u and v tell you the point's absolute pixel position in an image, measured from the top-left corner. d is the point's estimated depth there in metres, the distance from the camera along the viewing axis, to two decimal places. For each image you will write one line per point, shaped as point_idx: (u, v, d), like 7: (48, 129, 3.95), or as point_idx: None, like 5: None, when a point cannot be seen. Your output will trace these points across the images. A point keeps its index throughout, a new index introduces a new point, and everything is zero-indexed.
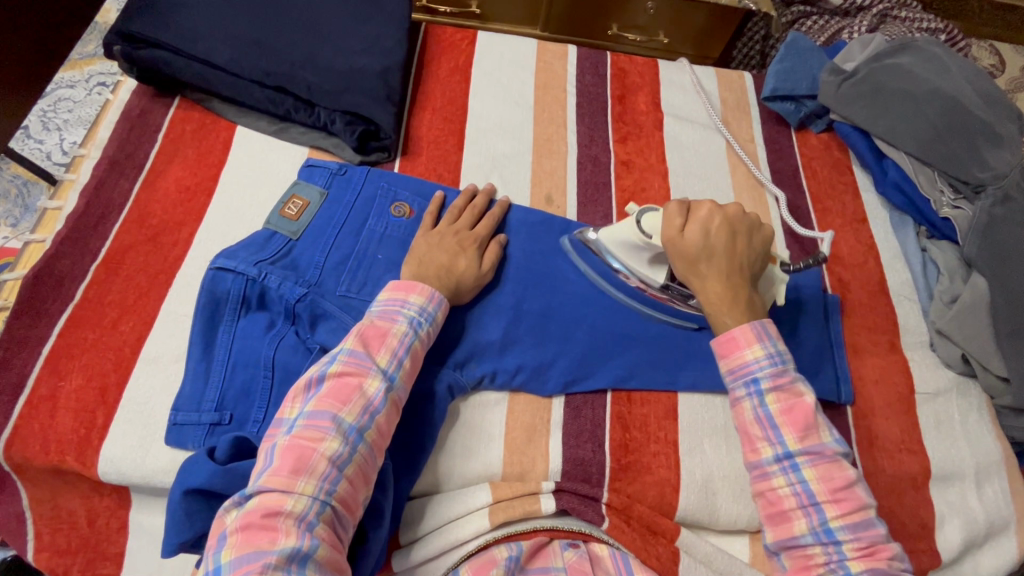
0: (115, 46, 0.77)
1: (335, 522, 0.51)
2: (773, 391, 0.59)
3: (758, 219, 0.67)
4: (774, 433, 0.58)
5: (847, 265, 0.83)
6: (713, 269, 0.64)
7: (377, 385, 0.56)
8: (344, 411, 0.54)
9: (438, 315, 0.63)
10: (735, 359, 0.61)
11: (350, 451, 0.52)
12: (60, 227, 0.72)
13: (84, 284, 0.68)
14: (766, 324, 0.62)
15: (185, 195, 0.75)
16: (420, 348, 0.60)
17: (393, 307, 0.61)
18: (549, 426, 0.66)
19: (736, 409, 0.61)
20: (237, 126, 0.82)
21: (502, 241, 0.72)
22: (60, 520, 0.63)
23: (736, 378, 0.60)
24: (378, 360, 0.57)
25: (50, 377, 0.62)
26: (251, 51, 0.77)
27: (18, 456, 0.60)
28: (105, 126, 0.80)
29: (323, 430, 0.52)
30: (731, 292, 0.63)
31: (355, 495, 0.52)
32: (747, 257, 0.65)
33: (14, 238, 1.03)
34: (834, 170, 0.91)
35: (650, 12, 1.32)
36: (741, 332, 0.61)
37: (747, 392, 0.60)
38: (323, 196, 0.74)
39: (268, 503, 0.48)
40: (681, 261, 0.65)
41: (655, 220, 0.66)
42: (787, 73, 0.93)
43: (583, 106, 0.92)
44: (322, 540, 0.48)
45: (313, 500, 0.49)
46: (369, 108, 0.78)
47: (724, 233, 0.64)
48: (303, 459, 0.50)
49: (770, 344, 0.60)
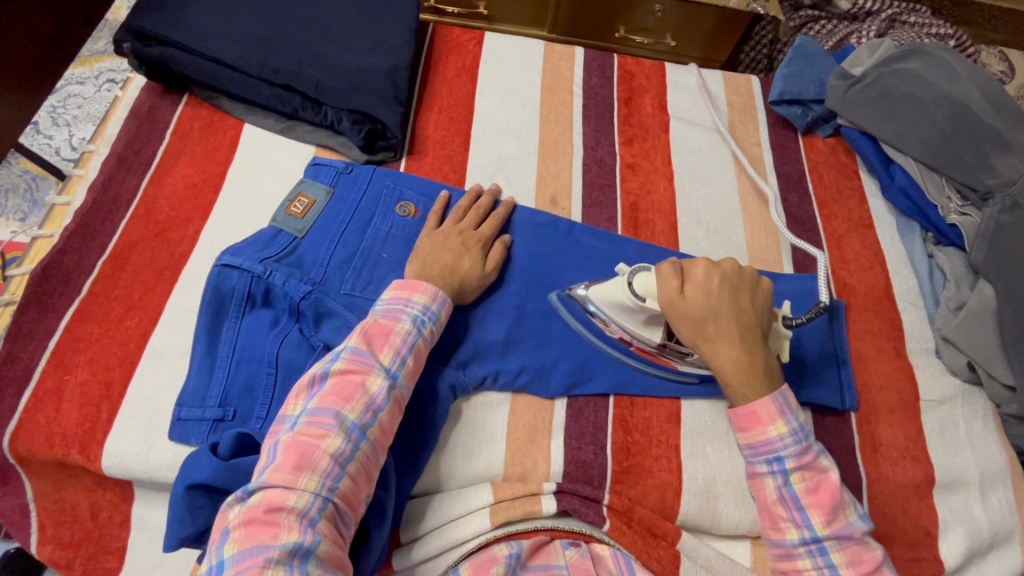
0: (126, 43, 0.78)
1: (336, 522, 0.51)
2: (798, 470, 0.59)
3: (756, 275, 0.66)
4: (800, 515, 0.58)
5: (852, 270, 0.83)
6: (723, 331, 0.61)
7: (380, 383, 0.56)
8: (347, 408, 0.54)
9: (441, 314, 0.63)
10: (757, 435, 0.60)
11: (352, 449, 0.52)
12: (69, 222, 0.72)
13: (91, 279, 0.68)
14: (787, 392, 0.61)
15: (192, 192, 0.75)
16: (423, 347, 0.61)
17: (396, 306, 0.61)
18: (551, 428, 0.66)
19: (757, 485, 0.60)
20: (245, 124, 0.82)
21: (507, 241, 0.73)
22: (63, 514, 0.63)
23: (757, 454, 0.60)
24: (381, 359, 0.57)
25: (56, 370, 0.63)
26: (258, 49, 0.78)
27: (22, 449, 0.60)
28: (115, 123, 0.80)
29: (325, 426, 0.52)
30: (745, 356, 0.61)
31: (358, 492, 0.52)
32: (754, 316, 0.63)
33: (23, 233, 1.03)
34: (840, 175, 0.91)
35: (657, 15, 1.30)
36: (762, 407, 0.60)
37: (770, 470, 0.59)
38: (328, 194, 0.74)
39: (271, 497, 0.48)
40: (687, 325, 0.62)
41: (650, 281, 0.63)
42: (794, 77, 0.92)
43: (590, 107, 0.92)
44: (325, 535, 0.48)
45: (315, 496, 0.49)
46: (376, 107, 0.78)
47: (725, 291, 0.62)
48: (306, 456, 0.50)
49: (793, 418, 0.60)
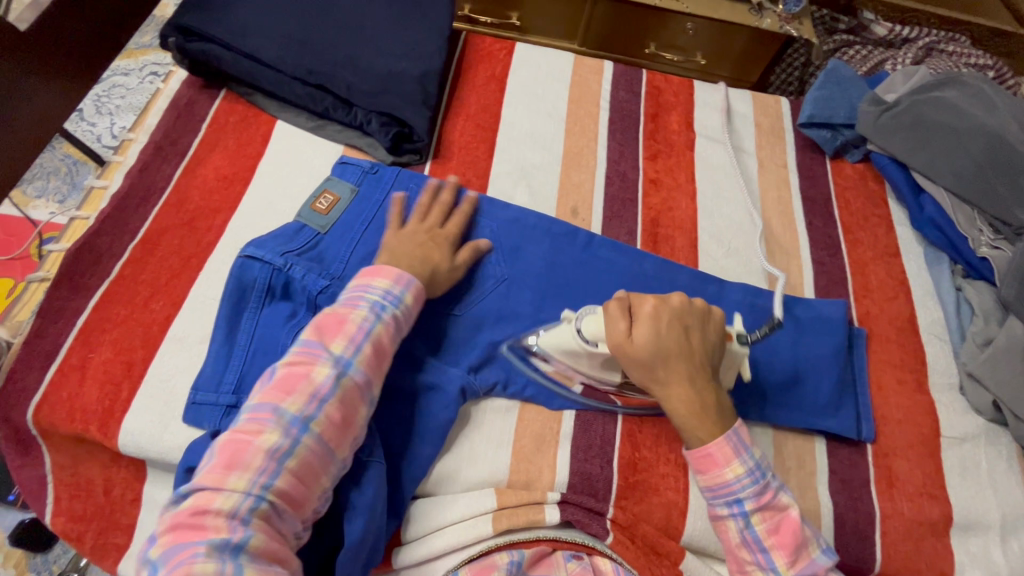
0: (171, 38, 0.80)
1: (272, 519, 0.50)
2: (758, 511, 0.58)
3: (710, 308, 0.64)
4: (764, 557, 0.57)
5: (875, 298, 0.81)
6: (672, 373, 0.60)
7: (326, 372, 0.56)
8: (287, 401, 0.54)
9: (406, 297, 0.63)
10: (714, 478, 0.58)
11: (291, 445, 0.52)
12: (106, 206, 0.75)
13: (121, 262, 0.70)
14: (740, 429, 0.60)
15: (223, 183, 0.78)
16: (381, 333, 0.60)
17: (356, 295, 0.62)
18: (557, 438, 0.66)
19: (719, 528, 0.59)
20: (277, 121, 0.84)
21: (480, 247, 0.72)
22: (78, 487, 0.64)
23: (716, 496, 0.58)
24: (332, 348, 0.58)
25: (81, 348, 0.65)
26: (294, 50, 0.80)
27: (45, 421, 0.62)
28: (154, 114, 0.83)
29: (262, 422, 0.53)
30: (698, 398, 0.60)
31: (300, 487, 0.52)
32: (703, 352, 0.61)
33: (63, 214, 1.06)
34: (868, 202, 0.89)
35: (689, 33, 1.29)
36: (719, 449, 0.58)
37: (731, 513, 0.58)
38: (353, 193, 0.75)
39: (198, 500, 0.48)
40: (637, 369, 0.61)
41: (598, 324, 0.62)
42: (824, 100, 0.91)
43: (616, 121, 0.92)
44: (257, 532, 0.48)
45: (244, 495, 0.49)
46: (406, 111, 0.80)
47: (674, 331, 0.61)
48: (238, 454, 0.51)
49: (749, 457, 0.58)
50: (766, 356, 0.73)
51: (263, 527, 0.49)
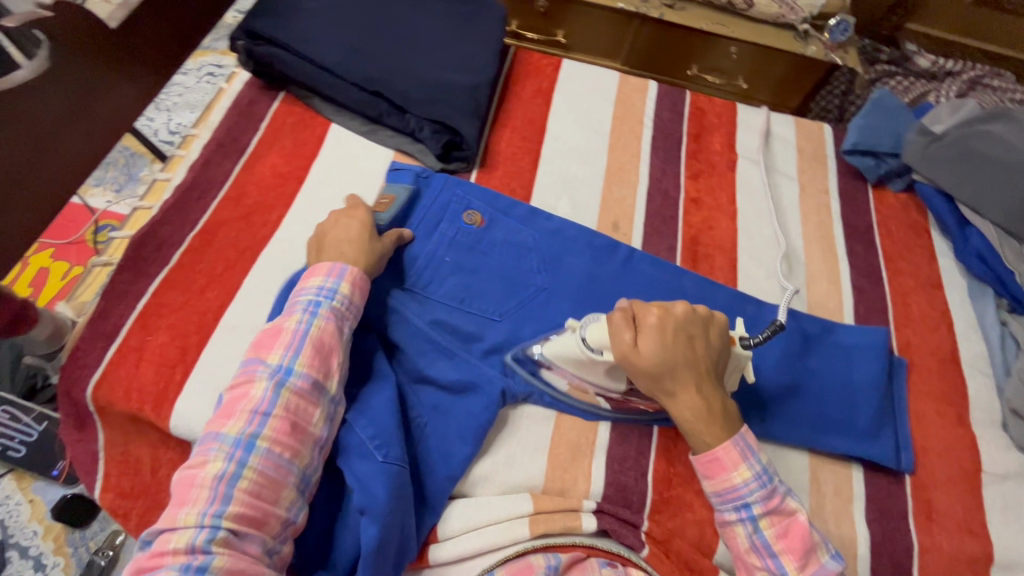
0: (240, 41, 0.84)
1: (236, 542, 0.49)
2: (766, 515, 0.58)
3: (710, 314, 0.62)
4: (774, 562, 0.57)
5: (916, 328, 0.81)
6: (679, 383, 0.59)
7: (264, 386, 0.56)
8: (228, 426, 0.54)
9: (341, 288, 0.64)
10: (722, 482, 0.58)
11: (237, 467, 0.52)
12: (168, 197, 0.78)
13: (180, 250, 0.73)
14: (747, 434, 0.60)
15: (279, 181, 0.81)
16: (318, 331, 0.60)
17: (292, 304, 0.63)
18: (593, 448, 0.66)
19: (728, 533, 0.59)
20: (332, 124, 0.87)
21: (404, 236, 0.73)
22: (126, 465, 0.66)
23: (725, 501, 0.58)
24: (270, 360, 0.58)
25: (140, 331, 0.67)
26: (353, 56, 0.83)
27: (103, 399, 0.64)
28: (217, 112, 0.87)
29: (207, 453, 0.53)
30: (705, 405, 0.59)
31: (259, 505, 0.51)
32: (708, 360, 0.60)
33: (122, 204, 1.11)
34: (910, 232, 0.89)
35: (732, 57, 1.29)
36: (725, 453, 0.58)
37: (740, 517, 0.58)
38: (407, 192, 0.77)
39: (158, 543, 0.49)
40: (644, 379, 0.59)
41: (602, 333, 0.61)
42: (870, 128, 0.91)
43: (659, 139, 0.94)
44: (220, 555, 0.48)
45: (198, 527, 0.49)
46: (457, 119, 0.83)
47: (680, 342, 0.59)
48: (187, 488, 0.51)
49: (756, 462, 0.58)
50: (804, 380, 0.73)
51: (230, 550, 0.48)
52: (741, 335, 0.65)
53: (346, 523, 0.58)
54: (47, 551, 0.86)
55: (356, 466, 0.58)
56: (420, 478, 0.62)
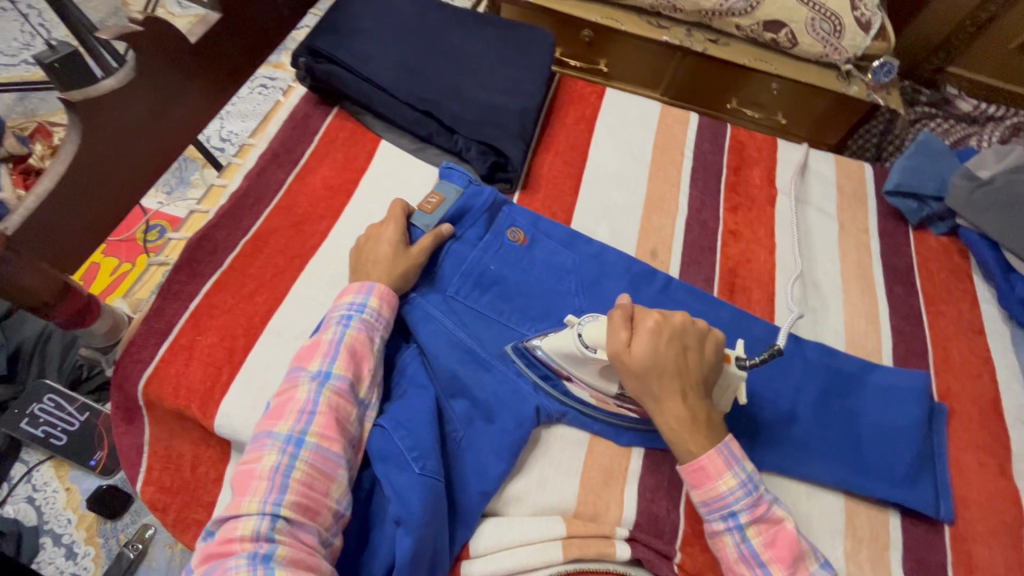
0: (302, 58, 0.88)
1: (295, 531, 0.50)
2: (753, 524, 0.57)
3: (708, 328, 0.63)
4: (763, 572, 0.56)
5: (957, 374, 0.79)
6: (667, 388, 0.59)
7: (308, 388, 0.58)
8: (279, 425, 0.56)
9: (374, 302, 0.66)
10: (708, 491, 0.58)
11: (290, 459, 0.53)
12: (224, 202, 0.81)
13: (233, 255, 0.76)
14: (733, 443, 0.60)
15: (329, 193, 0.84)
16: (352, 340, 0.63)
17: (330, 316, 0.65)
18: (626, 475, 0.67)
19: (716, 543, 0.59)
20: (382, 140, 0.90)
21: (441, 233, 0.75)
22: (168, 461, 0.68)
23: (712, 511, 0.58)
24: (311, 365, 0.60)
25: (191, 330, 0.70)
26: (407, 77, 0.87)
27: (152, 394, 0.66)
28: (275, 124, 0.91)
29: (261, 448, 0.54)
30: (690, 415, 0.59)
31: (312, 495, 0.52)
32: (699, 372, 0.61)
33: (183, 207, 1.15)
34: (951, 276, 0.88)
35: (773, 92, 1.31)
36: (711, 462, 0.58)
37: (727, 527, 0.58)
38: (458, 194, 0.79)
39: (225, 531, 0.50)
40: (632, 379, 0.60)
41: (599, 331, 0.62)
42: (913, 169, 0.91)
43: (698, 171, 0.95)
44: (282, 544, 0.48)
45: (261, 516, 0.50)
46: (504, 142, 0.85)
47: (673, 348, 0.59)
48: (247, 480, 0.53)
49: (741, 470, 0.58)
50: (841, 419, 0.72)
51: (290, 538, 0.49)
52: (738, 354, 0.64)
53: (380, 533, 0.58)
54: (79, 540, 0.88)
55: (392, 476, 0.58)
56: (453, 493, 0.62)
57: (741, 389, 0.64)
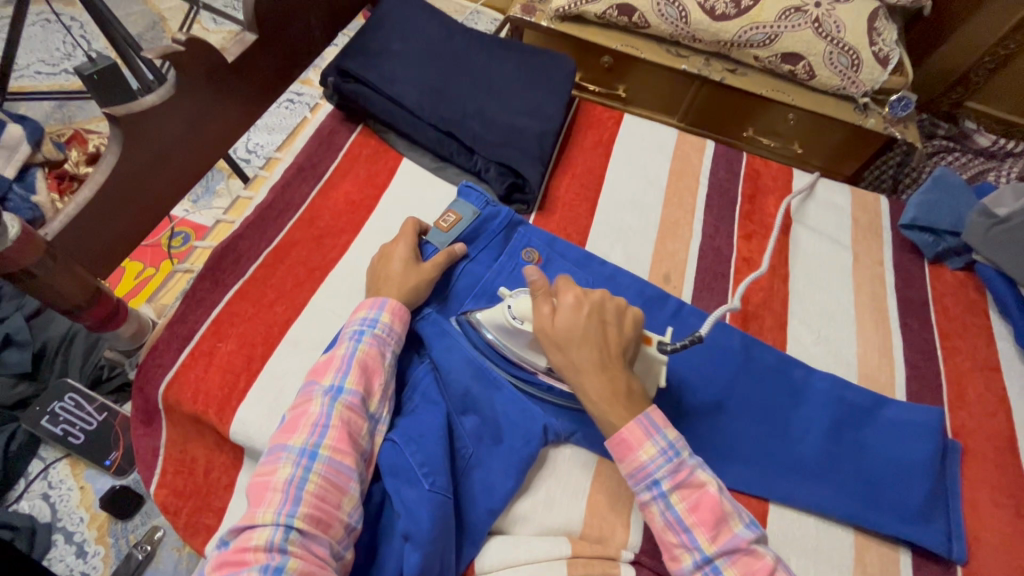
0: (331, 77, 0.91)
1: (307, 543, 0.51)
2: (675, 489, 0.56)
3: (628, 305, 0.65)
4: (687, 537, 0.55)
5: (972, 411, 0.78)
6: (587, 358, 0.60)
7: (322, 403, 0.59)
8: (293, 438, 0.57)
9: (386, 317, 0.67)
10: (631, 462, 0.57)
11: (303, 472, 0.54)
12: (249, 213, 0.83)
13: (256, 265, 0.78)
14: (654, 412, 0.59)
15: (351, 208, 0.86)
16: (365, 354, 0.64)
17: (343, 332, 0.67)
18: (633, 500, 0.67)
19: (646, 514, 0.58)
20: (404, 158, 0.92)
21: (456, 251, 0.76)
22: (182, 465, 0.70)
23: (637, 482, 0.57)
24: (324, 379, 0.62)
25: (212, 337, 0.72)
26: (431, 99, 0.89)
27: (172, 398, 0.68)
28: (303, 138, 0.94)
29: (276, 461, 0.56)
30: (610, 384, 0.59)
31: (324, 508, 0.53)
32: (620, 344, 0.62)
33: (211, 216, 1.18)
34: (967, 311, 0.88)
35: (789, 122, 1.32)
36: (631, 430, 0.57)
37: (652, 496, 0.57)
38: (475, 215, 0.81)
39: (239, 540, 0.51)
40: (551, 350, 0.62)
41: (525, 304, 0.65)
42: (930, 204, 0.91)
43: (713, 198, 0.96)
44: (294, 556, 0.49)
45: (274, 527, 0.51)
46: (523, 164, 0.87)
47: (592, 321, 0.62)
48: (263, 492, 0.54)
49: (661, 438, 0.57)
50: (851, 452, 0.72)
51: (302, 549, 0.50)
52: (659, 339, 0.67)
53: (388, 547, 0.58)
54: (90, 539, 0.90)
55: (402, 491, 0.58)
56: (461, 511, 0.62)
57: (658, 372, 0.67)
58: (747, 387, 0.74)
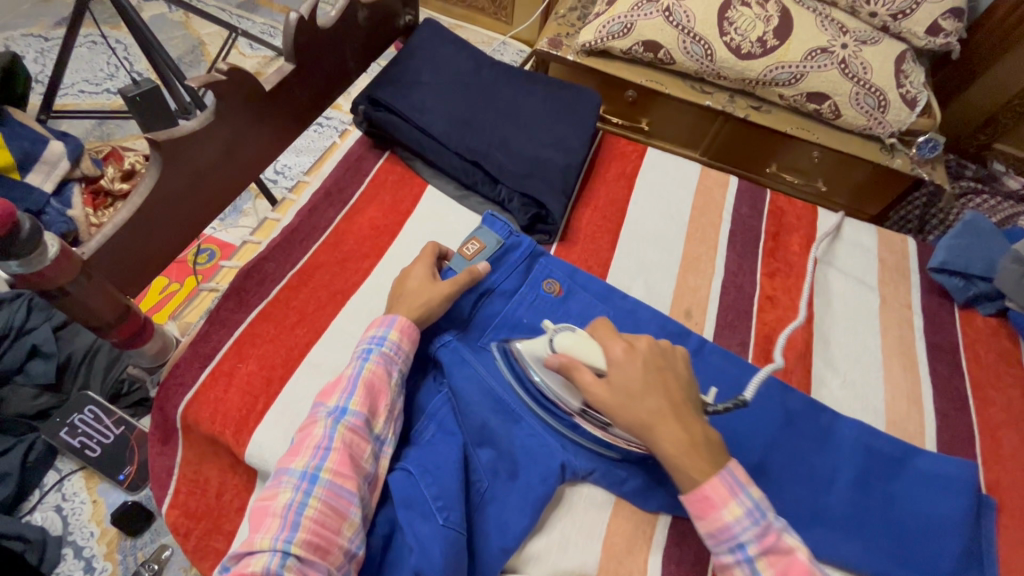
0: (362, 106, 0.94)
1: (304, 569, 0.49)
2: (763, 554, 0.53)
3: (673, 347, 0.63)
4: None
5: (1008, 465, 0.75)
6: (654, 412, 0.57)
7: (326, 424, 0.59)
8: (296, 461, 0.56)
9: (392, 335, 0.67)
10: (712, 522, 0.54)
11: (304, 496, 0.54)
12: (275, 236, 0.85)
13: (280, 286, 0.79)
14: (737, 469, 0.56)
15: (375, 233, 0.87)
16: (370, 373, 0.63)
17: (353, 352, 0.66)
18: (650, 543, 0.65)
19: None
20: (429, 185, 0.94)
21: (478, 277, 0.76)
22: (196, 485, 0.69)
23: (719, 542, 0.55)
24: (330, 401, 0.61)
25: (233, 357, 0.72)
26: (459, 129, 0.91)
27: (190, 417, 0.68)
28: (331, 163, 0.97)
29: (277, 485, 0.55)
30: (686, 436, 0.56)
31: (323, 533, 0.52)
32: (681, 392, 0.59)
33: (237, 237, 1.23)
34: (999, 359, 0.85)
35: (813, 159, 1.31)
36: (714, 490, 0.54)
37: (735, 559, 0.54)
38: (498, 244, 0.81)
39: (237, 567, 0.50)
40: (612, 401, 0.58)
41: (567, 339, 0.63)
42: (962, 248, 0.89)
43: (736, 234, 0.95)
44: None
45: (273, 553, 0.50)
46: (546, 195, 0.87)
47: (648, 370, 0.59)
48: (263, 517, 0.53)
49: (746, 498, 0.55)
50: (880, 504, 0.69)
51: None
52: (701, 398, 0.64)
53: None
54: (99, 555, 0.90)
55: (415, 525, 0.57)
56: (474, 548, 0.61)
57: None
58: (771, 430, 0.72)
